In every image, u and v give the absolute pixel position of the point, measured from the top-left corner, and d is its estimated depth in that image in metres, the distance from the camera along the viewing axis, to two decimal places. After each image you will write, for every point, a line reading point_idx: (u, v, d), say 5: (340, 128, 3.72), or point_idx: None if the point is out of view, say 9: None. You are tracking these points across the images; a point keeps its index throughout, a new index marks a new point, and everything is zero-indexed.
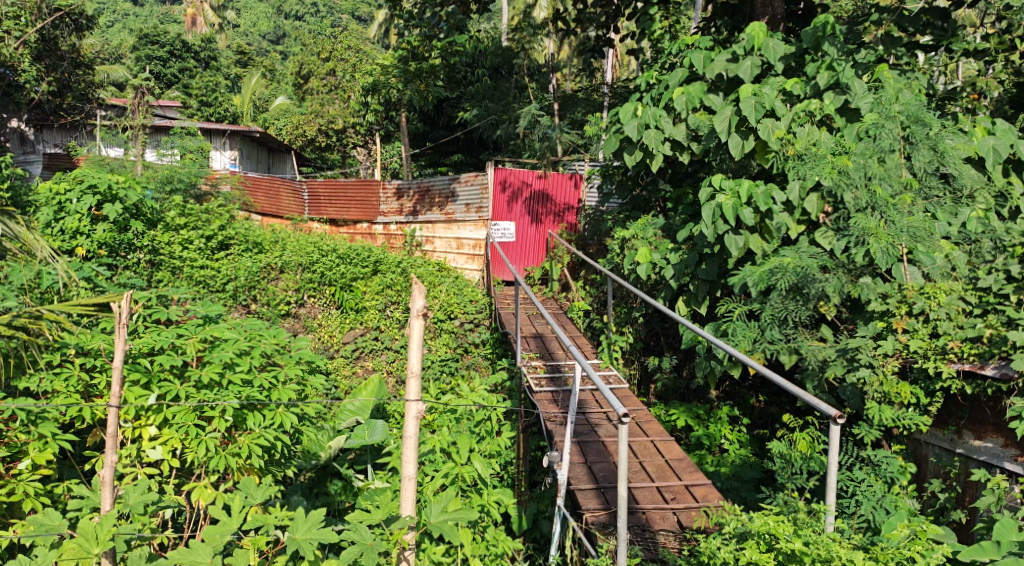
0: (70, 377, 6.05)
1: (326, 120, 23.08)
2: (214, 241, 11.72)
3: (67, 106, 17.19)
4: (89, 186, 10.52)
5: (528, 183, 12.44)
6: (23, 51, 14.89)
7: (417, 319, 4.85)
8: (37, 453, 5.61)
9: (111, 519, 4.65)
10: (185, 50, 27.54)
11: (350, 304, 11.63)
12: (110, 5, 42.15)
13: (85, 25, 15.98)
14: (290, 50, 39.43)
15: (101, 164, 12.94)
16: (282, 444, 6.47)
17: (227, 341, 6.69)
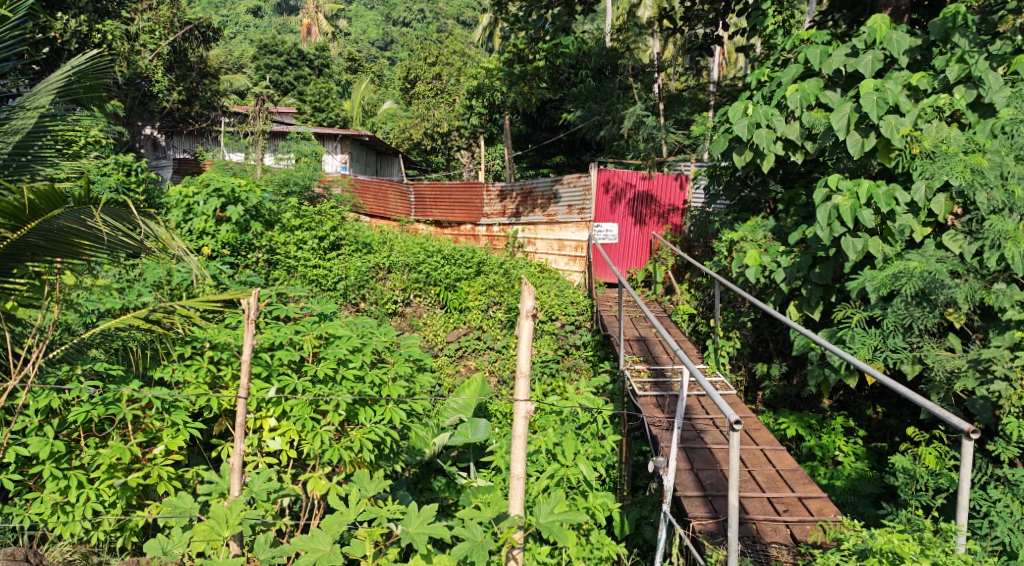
0: (199, 369, 6.32)
1: (432, 124, 23.33)
2: (326, 241, 12.01)
3: (195, 114, 18.15)
4: (215, 189, 11.02)
5: (632, 183, 12.35)
6: (157, 63, 15.83)
7: (528, 318, 4.92)
8: (171, 439, 5.91)
9: (240, 504, 4.85)
10: (301, 58, 28.58)
11: (455, 304, 11.91)
12: (232, 17, 44.15)
13: (213, 37, 17.01)
14: (398, 56, 40.38)
15: (225, 168, 13.64)
16: (392, 440, 6.57)
17: (341, 337, 6.90)
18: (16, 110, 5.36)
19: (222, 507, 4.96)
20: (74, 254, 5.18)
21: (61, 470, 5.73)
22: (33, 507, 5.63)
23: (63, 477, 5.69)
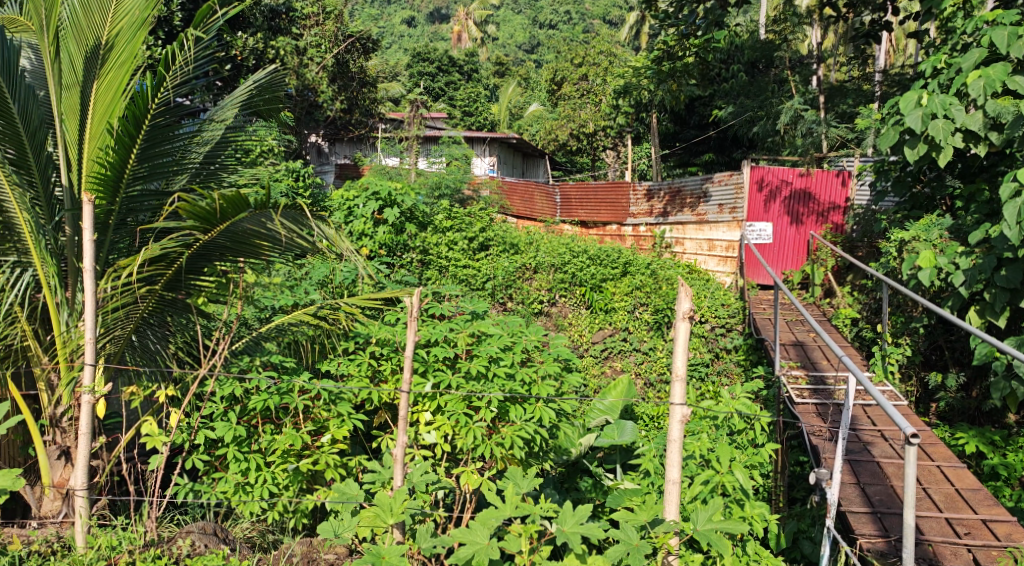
0: (361, 362, 6.62)
1: (578, 124, 23.51)
2: (475, 242, 12.28)
3: (355, 122, 19.05)
4: (373, 192, 11.51)
5: (789, 181, 11.96)
6: (322, 74, 16.73)
7: (684, 321, 4.82)
8: (337, 429, 6.23)
9: (404, 492, 4.94)
10: (452, 64, 29.36)
11: (600, 304, 11.86)
12: (388, 28, 45.97)
13: (372, 48, 17.82)
14: (545, 59, 40.78)
15: (383, 172, 14.21)
16: (542, 438, 6.58)
17: (492, 335, 7.00)
18: (205, 123, 5.82)
19: (387, 496, 5.08)
20: (255, 253, 5.56)
21: (242, 453, 6.18)
22: (218, 487, 6.08)
23: (244, 460, 6.13)
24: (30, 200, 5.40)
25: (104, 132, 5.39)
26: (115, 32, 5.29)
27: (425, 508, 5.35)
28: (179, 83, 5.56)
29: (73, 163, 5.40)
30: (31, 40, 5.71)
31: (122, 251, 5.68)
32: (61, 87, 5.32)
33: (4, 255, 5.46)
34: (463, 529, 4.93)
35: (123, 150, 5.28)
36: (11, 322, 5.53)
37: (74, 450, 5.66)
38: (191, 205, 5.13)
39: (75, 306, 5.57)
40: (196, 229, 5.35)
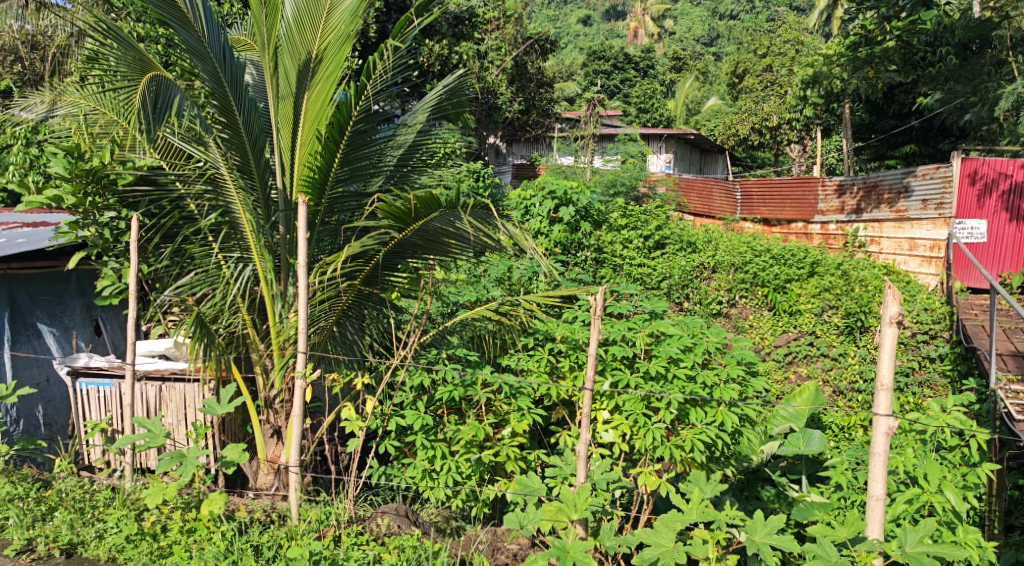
0: (541, 359, 6.73)
1: (761, 118, 22.70)
2: (651, 241, 12.03)
3: (532, 122, 19.34)
4: (549, 191, 11.02)
5: (1008, 173, 10.99)
6: (501, 77, 17.12)
7: (891, 325, 4.56)
8: (518, 422, 6.39)
9: (587, 489, 4.96)
10: (628, 61, 29.19)
11: (785, 307, 11.49)
12: (563, 27, 46.36)
13: (550, 48, 17.98)
14: (725, 52, 39.73)
15: (559, 172, 14.31)
16: (725, 443, 6.42)
17: (673, 335, 6.90)
18: (400, 127, 6.13)
19: (571, 491, 5.13)
20: (444, 252, 5.77)
21: (429, 441, 6.42)
22: (408, 472, 6.36)
23: (431, 447, 6.36)
24: (251, 202, 5.92)
25: (312, 138, 5.88)
26: (323, 47, 5.71)
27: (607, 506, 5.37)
28: (379, 92, 5.92)
29: (285, 167, 5.91)
30: (255, 58, 6.25)
31: (325, 246, 6.03)
32: (278, 99, 5.84)
33: (230, 251, 6.10)
34: (648, 529, 4.92)
35: (329, 155, 5.70)
36: (235, 312, 6.13)
37: (285, 429, 6.17)
38: (388, 203, 5.46)
39: (288, 298, 6.05)
40: (392, 228, 5.65)
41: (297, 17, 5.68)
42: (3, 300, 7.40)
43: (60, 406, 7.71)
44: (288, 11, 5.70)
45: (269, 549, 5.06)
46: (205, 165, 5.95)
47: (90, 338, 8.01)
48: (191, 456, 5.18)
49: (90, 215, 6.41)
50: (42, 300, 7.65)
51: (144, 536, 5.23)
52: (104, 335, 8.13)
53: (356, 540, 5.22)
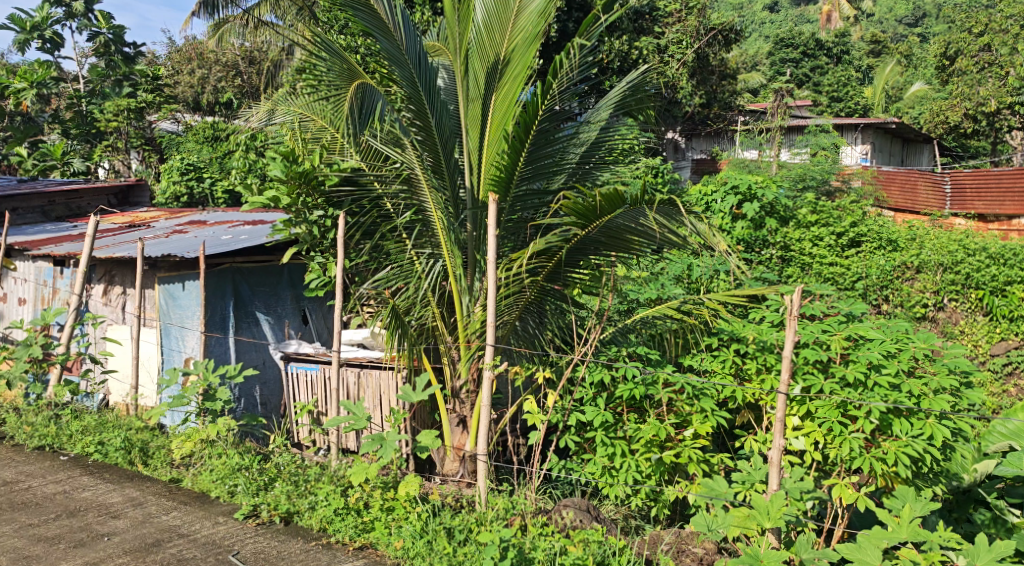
0: (725, 360, 6.61)
1: (977, 103, 21.02)
2: (845, 238, 11.12)
3: (714, 115, 18.92)
4: (731, 186, 10.43)
5: None
6: (683, 71, 16.79)
7: None
8: (700, 424, 6.30)
9: (781, 498, 4.81)
10: (819, 48, 27.89)
11: (1004, 312, 11.24)
12: (750, 15, 44.91)
13: (734, 38, 17.42)
14: (931, 32, 37.00)
15: (743, 166, 13.92)
16: (933, 457, 6.01)
17: (873, 340, 6.48)
18: (582, 125, 6.16)
19: (764, 498, 4.99)
20: (627, 249, 5.76)
21: (609, 438, 6.45)
22: (587, 467, 6.44)
23: (610, 444, 6.38)
24: (441, 201, 6.24)
25: (500, 137, 6.09)
26: (510, 50, 5.85)
27: (802, 516, 5.15)
28: (564, 91, 5.95)
29: (473, 167, 6.18)
30: (446, 63, 6.50)
31: (513, 245, 6.24)
32: (467, 102, 6.12)
33: (422, 248, 6.43)
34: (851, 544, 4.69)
35: (515, 154, 5.83)
36: (426, 305, 6.45)
37: (470, 417, 6.43)
38: (573, 200, 5.48)
39: (474, 292, 6.28)
40: (575, 225, 5.71)
41: (486, 22, 5.85)
42: (229, 289, 8.07)
43: (274, 387, 8.40)
44: (479, 15, 5.89)
45: (460, 532, 5.28)
46: (400, 166, 6.29)
47: (298, 326, 8.73)
48: (391, 438, 5.56)
49: (302, 213, 7.00)
50: (260, 290, 8.38)
51: (349, 511, 5.61)
52: (310, 323, 8.84)
53: (542, 531, 5.34)
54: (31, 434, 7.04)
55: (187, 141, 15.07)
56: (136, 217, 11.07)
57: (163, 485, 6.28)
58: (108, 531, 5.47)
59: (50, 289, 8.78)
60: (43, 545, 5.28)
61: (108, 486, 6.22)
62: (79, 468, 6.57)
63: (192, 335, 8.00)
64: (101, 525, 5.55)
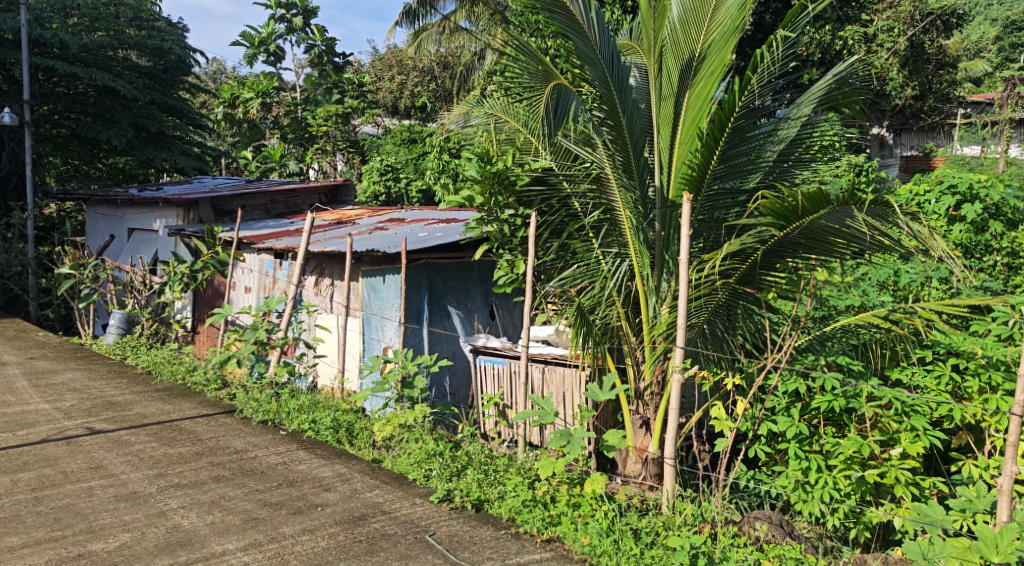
0: (941, 376, 6.24)
1: None
2: None
3: (929, 107, 17.67)
4: (948, 184, 8.83)
5: None
6: (894, 61, 15.71)
7: None
8: (910, 443, 5.91)
9: (1013, 532, 4.41)
10: None
11: None
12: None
13: (955, 23, 16.05)
14: None
15: (962, 164, 12.93)
16: None
17: None
18: (781, 121, 5.93)
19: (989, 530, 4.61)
20: (830, 251, 5.49)
21: (803, 451, 6.23)
22: (778, 480, 6.21)
23: (805, 458, 6.17)
24: (630, 200, 6.22)
25: (693, 136, 6.01)
26: (707, 44, 5.76)
27: None
28: (763, 86, 5.80)
29: (663, 165, 6.16)
30: (639, 61, 6.46)
31: (707, 246, 6.17)
32: (660, 99, 6.08)
33: (609, 247, 6.48)
34: None
35: (709, 152, 5.75)
36: (611, 305, 6.49)
37: (654, 420, 6.36)
38: (773, 199, 5.31)
39: (661, 293, 6.23)
40: (773, 226, 5.51)
41: (683, 17, 5.81)
42: (424, 283, 8.49)
43: (462, 379, 8.72)
44: (675, 12, 5.85)
45: (647, 534, 5.29)
46: (591, 166, 6.34)
47: (486, 321, 9.05)
48: (579, 435, 5.64)
49: (494, 212, 7.28)
50: (452, 286, 8.75)
51: (537, 503, 5.72)
52: (497, 319, 9.14)
53: (734, 541, 5.23)
54: (257, 409, 7.72)
55: (386, 143, 15.93)
56: (344, 215, 11.88)
57: (367, 463, 6.73)
58: (322, 502, 5.90)
59: (271, 279, 9.61)
60: (267, 509, 5.72)
61: (321, 461, 6.72)
62: (296, 442, 7.12)
63: (391, 326, 8.48)
64: (316, 496, 6.00)
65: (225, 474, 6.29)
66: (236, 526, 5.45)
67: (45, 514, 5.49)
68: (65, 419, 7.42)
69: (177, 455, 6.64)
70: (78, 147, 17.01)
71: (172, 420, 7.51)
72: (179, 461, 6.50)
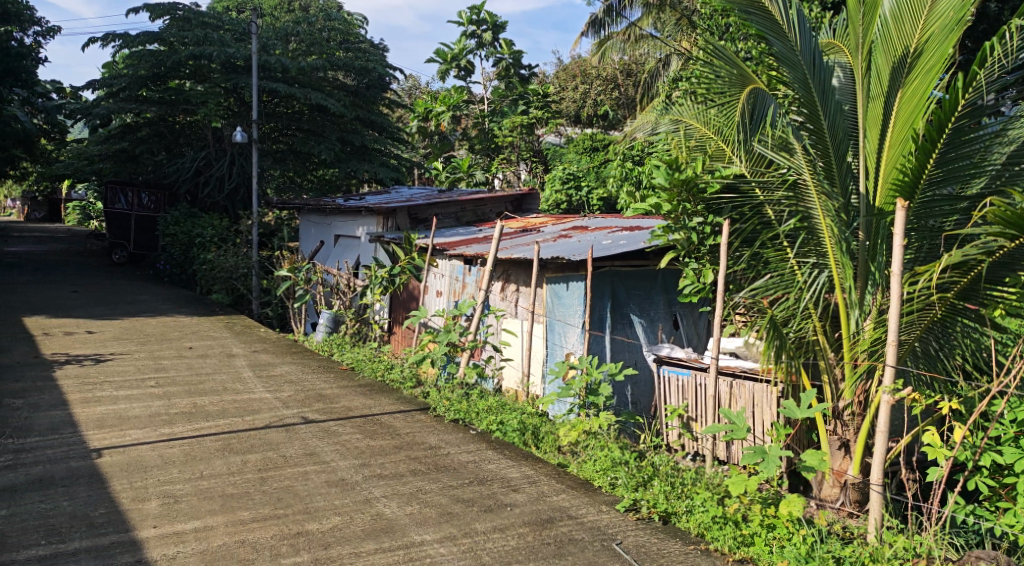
0: None
1: None
2: None
3: None
4: None
5: None
6: None
7: None
8: None
9: None
10: None
11: None
12: None
13: None
14: None
15: None
16: None
17: None
18: (1013, 121, 5.54)
19: None
20: None
21: None
22: (1003, 516, 5.80)
23: None
24: (832, 208, 5.90)
25: (905, 138, 5.66)
26: (924, 39, 5.40)
27: None
28: (991, 81, 5.37)
29: (869, 171, 5.86)
30: (843, 61, 6.27)
31: (919, 257, 5.81)
32: (867, 99, 5.77)
33: (806, 257, 6.19)
34: None
35: (923, 156, 5.38)
36: (807, 317, 6.24)
37: (854, 442, 6.05)
38: (1006, 205, 4.85)
39: (865, 306, 5.91)
40: (1003, 236, 5.09)
41: (896, 12, 5.48)
42: (607, 291, 8.48)
43: (645, 389, 8.65)
44: (887, 5, 5.53)
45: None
46: (788, 172, 6.11)
47: (670, 330, 8.94)
48: (774, 454, 5.40)
49: (681, 219, 7.06)
50: (636, 293, 8.70)
51: (728, 521, 5.53)
52: (681, 329, 9.00)
53: None
54: (449, 408, 8.02)
55: (570, 152, 16.08)
56: (529, 223, 12.14)
57: (552, 467, 6.82)
58: (512, 502, 6.04)
59: (460, 283, 9.95)
60: (461, 505, 5.92)
61: (510, 461, 6.88)
62: (485, 442, 7.33)
63: (573, 331, 8.52)
64: (505, 495, 6.15)
65: (422, 468, 6.57)
66: (433, 518, 5.68)
67: (269, 493, 5.96)
68: (283, 408, 8.02)
69: (378, 447, 7.01)
70: (294, 161, 18.41)
71: (374, 414, 7.93)
72: (380, 453, 6.87)
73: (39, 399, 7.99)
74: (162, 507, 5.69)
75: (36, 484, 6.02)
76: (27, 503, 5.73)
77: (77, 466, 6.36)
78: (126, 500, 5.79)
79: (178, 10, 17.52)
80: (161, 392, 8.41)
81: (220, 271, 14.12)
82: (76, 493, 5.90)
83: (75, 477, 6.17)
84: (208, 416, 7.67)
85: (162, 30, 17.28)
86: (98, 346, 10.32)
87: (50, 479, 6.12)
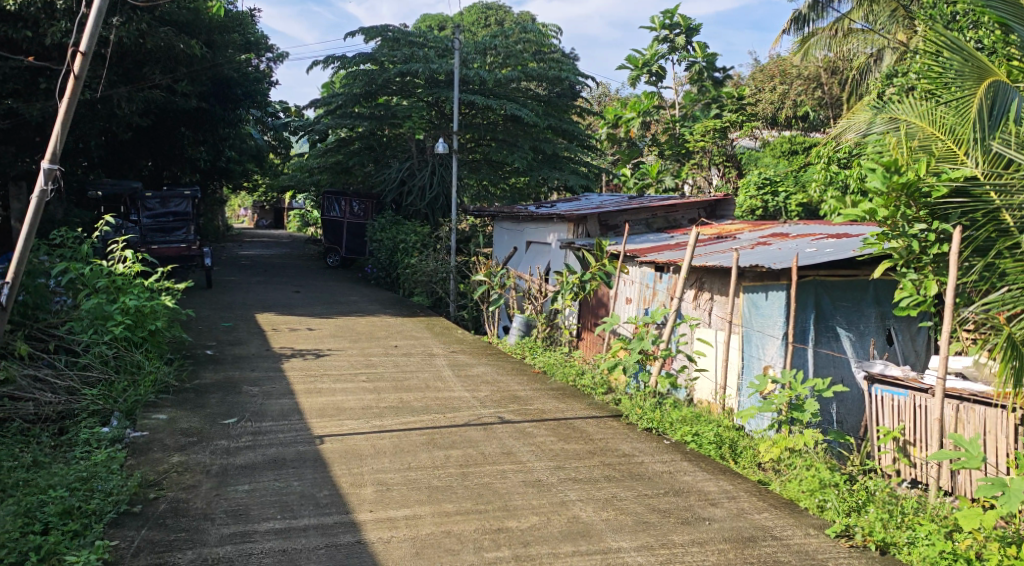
0: None
1: None
2: None
3: None
4: None
5: None
6: None
7: None
8: None
9: None
10: None
11: None
12: None
13: None
14: None
15: None
16: None
17: None
18: None
19: None
20: None
21: None
22: None
23: None
24: None
25: None
26: None
27: None
28: None
29: None
30: None
31: None
32: None
33: None
34: None
35: None
36: None
37: None
38: None
39: None
40: None
41: None
42: (811, 301, 8.02)
43: (853, 408, 8.09)
44: None
45: None
46: None
47: (882, 346, 8.30)
48: (1016, 488, 4.88)
49: (900, 226, 6.34)
50: (843, 305, 8.15)
51: (958, 557, 5.06)
52: (896, 344, 8.33)
53: None
54: (642, 416, 7.88)
55: (765, 155, 15.56)
56: (725, 229, 11.78)
57: (753, 484, 6.49)
58: (710, 517, 5.81)
59: (651, 291, 9.79)
60: (658, 515, 5.78)
61: (706, 474, 6.64)
62: (680, 453, 7.13)
63: (772, 343, 8.08)
64: (704, 509, 5.94)
65: (617, 475, 6.48)
66: (630, 526, 5.58)
67: (471, 489, 6.08)
68: (480, 407, 8.20)
69: (573, 451, 7.00)
70: (487, 169, 18.94)
71: (568, 418, 7.94)
72: (575, 457, 6.85)
73: (271, 388, 8.63)
74: (377, 493, 5.94)
75: (271, 463, 6.48)
76: (265, 480, 6.17)
77: (305, 450, 6.78)
78: (346, 484, 6.10)
79: (390, 31, 18.38)
80: (372, 386, 8.85)
81: (421, 274, 14.72)
82: (305, 474, 6.29)
83: (303, 460, 6.59)
84: (414, 411, 7.96)
85: (375, 50, 18.28)
86: (317, 342, 11.05)
87: (282, 460, 6.57)
